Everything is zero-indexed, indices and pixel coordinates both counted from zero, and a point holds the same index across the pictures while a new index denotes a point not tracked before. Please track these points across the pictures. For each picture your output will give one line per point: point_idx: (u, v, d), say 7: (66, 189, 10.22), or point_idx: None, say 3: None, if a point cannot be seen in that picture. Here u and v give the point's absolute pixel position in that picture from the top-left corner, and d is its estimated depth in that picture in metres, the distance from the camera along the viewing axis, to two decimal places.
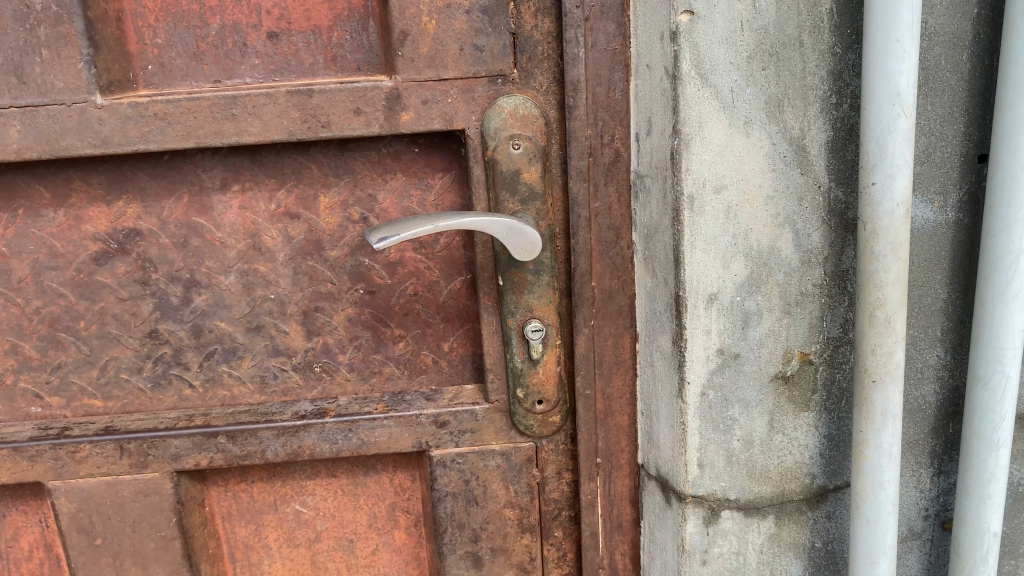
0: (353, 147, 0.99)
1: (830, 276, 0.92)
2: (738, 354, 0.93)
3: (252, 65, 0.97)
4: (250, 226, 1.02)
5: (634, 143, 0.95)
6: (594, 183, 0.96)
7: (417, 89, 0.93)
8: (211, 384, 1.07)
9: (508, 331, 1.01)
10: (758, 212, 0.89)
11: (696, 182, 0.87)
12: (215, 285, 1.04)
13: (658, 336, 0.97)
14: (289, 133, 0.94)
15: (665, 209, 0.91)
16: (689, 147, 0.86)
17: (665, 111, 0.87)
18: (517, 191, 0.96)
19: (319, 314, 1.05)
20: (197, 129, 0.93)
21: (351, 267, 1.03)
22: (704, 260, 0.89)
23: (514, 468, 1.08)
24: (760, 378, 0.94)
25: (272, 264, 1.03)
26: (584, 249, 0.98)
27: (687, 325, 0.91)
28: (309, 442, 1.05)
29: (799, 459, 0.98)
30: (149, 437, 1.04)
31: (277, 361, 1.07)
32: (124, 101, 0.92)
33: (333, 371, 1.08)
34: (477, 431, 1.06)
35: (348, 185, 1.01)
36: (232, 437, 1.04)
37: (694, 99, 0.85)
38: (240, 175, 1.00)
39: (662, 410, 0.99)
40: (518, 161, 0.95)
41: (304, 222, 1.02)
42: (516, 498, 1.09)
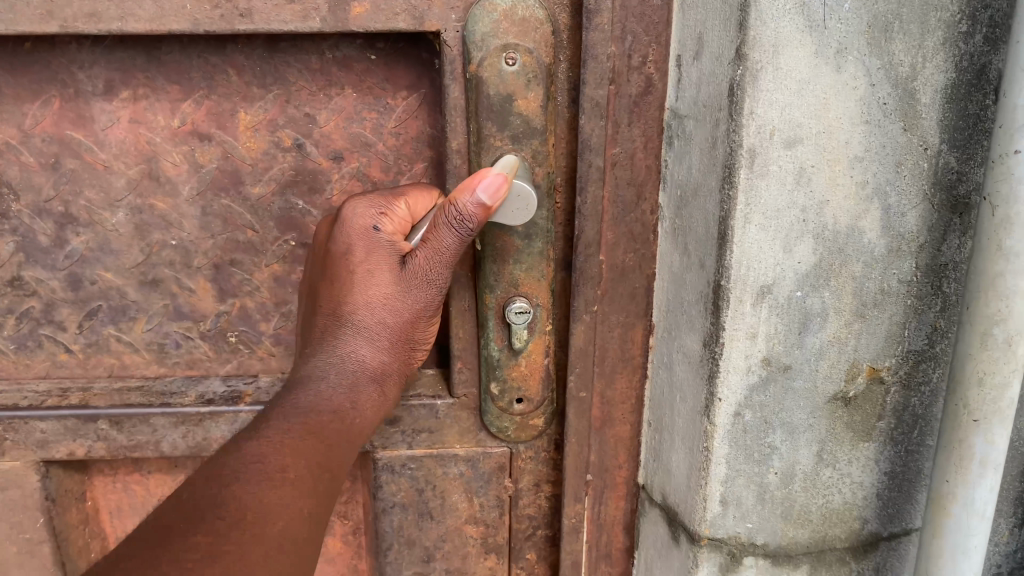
0: (286, 49, 0.77)
1: (924, 270, 0.68)
2: (789, 366, 0.69)
3: None
4: (145, 147, 0.81)
5: (673, 70, 0.69)
6: (614, 121, 0.70)
7: None
8: (94, 350, 0.89)
9: (484, 309, 0.78)
10: (839, 179, 0.64)
11: (760, 133, 0.61)
12: (97, 224, 0.84)
13: (682, 333, 0.72)
14: (196, 23, 0.69)
15: (710, 167, 0.65)
16: (756, 81, 0.60)
17: (725, 26, 0.61)
18: (508, 124, 0.71)
19: (235, 270, 0.86)
20: (62, 7, 0.68)
21: (279, 209, 0.83)
22: (758, 240, 0.64)
23: (481, 479, 0.86)
24: (814, 398, 0.71)
25: (173, 200, 0.83)
26: (592, 212, 0.73)
27: (726, 325, 0.66)
28: (218, 434, 0.84)
29: (850, 500, 0.76)
30: (6, 418, 0.84)
31: (182, 326, 0.88)
32: None
33: (253, 344, 0.89)
34: (436, 431, 0.83)
35: (278, 100, 0.80)
36: (117, 423, 0.84)
37: (770, 12, 0.59)
38: (131, 77, 0.79)
39: (677, 427, 0.76)
40: (513, 82, 0.70)
41: (218, 145, 0.81)
42: (481, 513, 0.87)
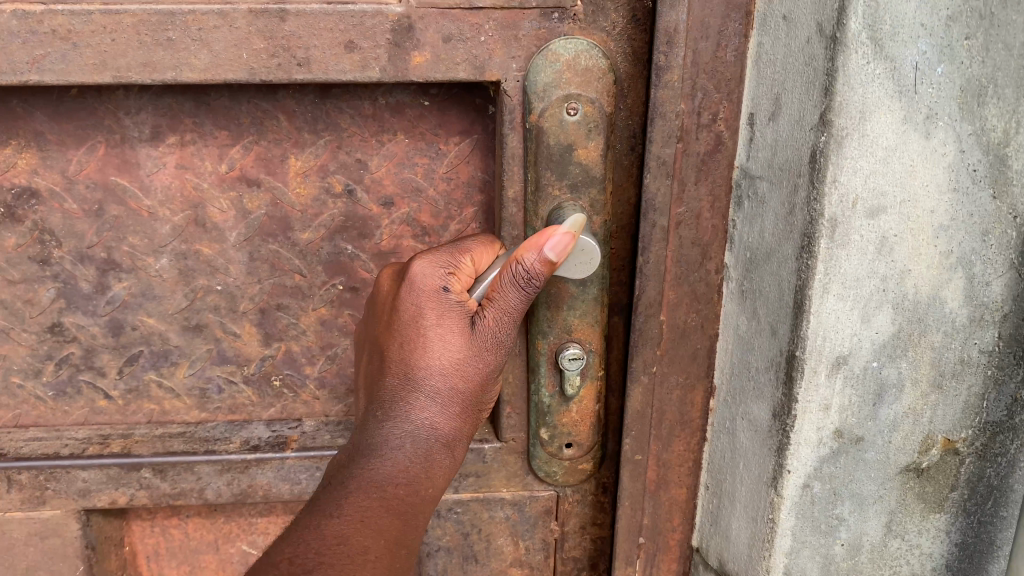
0: (337, 94, 0.75)
1: (1006, 340, 0.65)
2: (862, 438, 0.66)
3: None
4: (192, 194, 0.80)
5: (744, 127, 0.66)
6: (680, 179, 0.67)
7: (438, 19, 0.66)
8: (133, 395, 0.88)
9: (536, 355, 0.75)
10: (923, 248, 0.61)
11: (843, 202, 0.58)
12: (140, 270, 0.82)
13: (748, 400, 0.69)
14: (252, 71, 0.67)
15: (787, 234, 0.62)
16: (841, 147, 0.56)
17: (808, 89, 0.58)
18: (567, 173, 0.69)
19: (282, 314, 0.85)
20: (115, 57, 0.66)
21: (328, 254, 0.82)
22: (836, 310, 0.61)
23: (527, 522, 0.86)
24: (886, 470, 0.68)
25: (219, 246, 0.82)
26: (654, 271, 0.70)
27: (798, 397, 0.63)
28: (263, 480, 0.85)
29: (917, 571, 0.73)
30: (47, 467, 0.84)
31: (225, 370, 0.87)
32: (10, 10, 0.65)
33: (297, 387, 0.88)
34: (483, 475, 0.82)
35: (329, 146, 0.78)
36: (160, 471, 0.84)
37: (860, 76, 0.55)
38: (178, 123, 0.77)
39: (739, 493, 0.73)
40: (571, 131, 0.68)
41: (266, 191, 0.80)
42: (526, 555, 0.88)
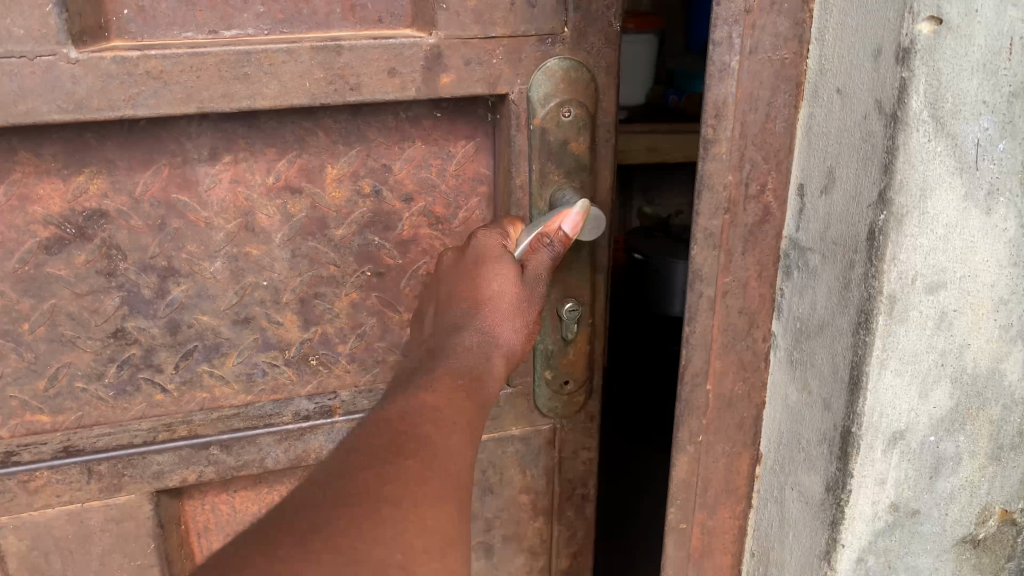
0: (368, 111, 0.76)
1: None
2: (918, 511, 0.65)
3: (256, 13, 0.70)
4: (243, 204, 0.77)
5: (793, 197, 0.65)
6: (729, 250, 0.66)
7: (461, 48, 0.71)
8: (188, 386, 0.82)
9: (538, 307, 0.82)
10: (982, 323, 0.60)
11: (903, 279, 0.57)
12: (197, 272, 0.78)
13: (799, 472, 0.68)
14: (314, 97, 0.70)
15: (837, 313, 0.61)
16: (902, 226, 0.55)
17: (865, 164, 0.56)
18: (563, 163, 0.77)
19: (319, 302, 0.82)
20: (200, 91, 0.67)
21: (359, 247, 0.80)
22: (894, 387, 0.60)
23: (532, 453, 0.89)
24: (942, 542, 0.67)
25: (267, 248, 0.78)
26: (701, 341, 0.69)
27: (855, 473, 0.62)
28: (316, 444, 0.84)
29: None
30: (124, 455, 0.80)
31: (268, 356, 0.83)
32: (107, 56, 0.65)
33: (331, 364, 0.84)
34: (496, 417, 0.86)
35: (360, 155, 0.78)
36: (227, 447, 0.82)
37: (922, 154, 0.54)
38: (232, 142, 0.75)
39: (789, 563, 0.72)
40: (565, 131, 0.76)
41: (307, 198, 0.78)
42: (532, 483, 0.91)
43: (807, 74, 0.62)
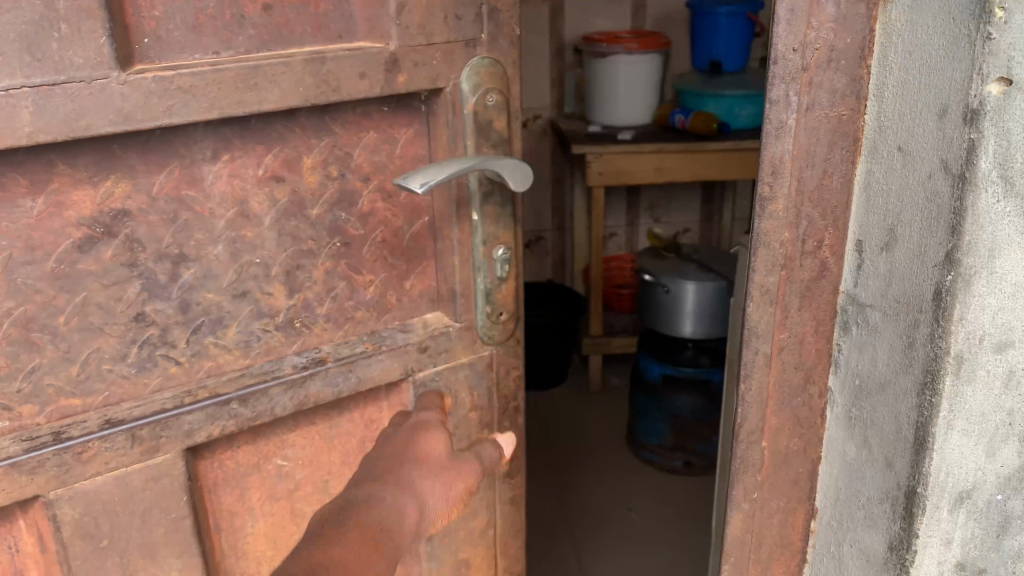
0: (307, 113, 1.29)
1: None
2: (983, 467, 1.04)
3: (249, 35, 1.21)
4: (239, 192, 1.27)
5: (860, 237, 1.09)
6: (784, 301, 1.11)
7: (411, 53, 1.30)
8: (196, 357, 1.30)
9: (480, 258, 1.49)
10: None
11: (972, 320, 0.95)
12: (202, 257, 1.26)
13: (896, 451, 1.06)
14: (307, 96, 1.23)
15: (898, 372, 1.03)
16: (974, 284, 0.93)
17: (941, 232, 0.94)
18: (491, 137, 1.42)
19: (300, 272, 1.36)
20: (220, 101, 1.17)
21: (330, 222, 1.37)
22: (973, 387, 0.98)
23: (477, 375, 1.58)
24: (1003, 486, 1.06)
25: (257, 229, 1.30)
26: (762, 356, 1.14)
27: (934, 446, 1.00)
28: (313, 389, 1.40)
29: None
30: (162, 419, 1.26)
31: (261, 323, 1.35)
32: (147, 77, 1.11)
33: (310, 323, 1.40)
34: (450, 350, 1.53)
35: (328, 145, 1.33)
36: (243, 401, 1.33)
37: (987, 208, 0.91)
38: (230, 144, 1.24)
39: (868, 504, 1.12)
40: (490, 111, 1.40)
41: (288, 183, 1.31)
42: (478, 402, 1.60)
43: (863, 131, 1.06)
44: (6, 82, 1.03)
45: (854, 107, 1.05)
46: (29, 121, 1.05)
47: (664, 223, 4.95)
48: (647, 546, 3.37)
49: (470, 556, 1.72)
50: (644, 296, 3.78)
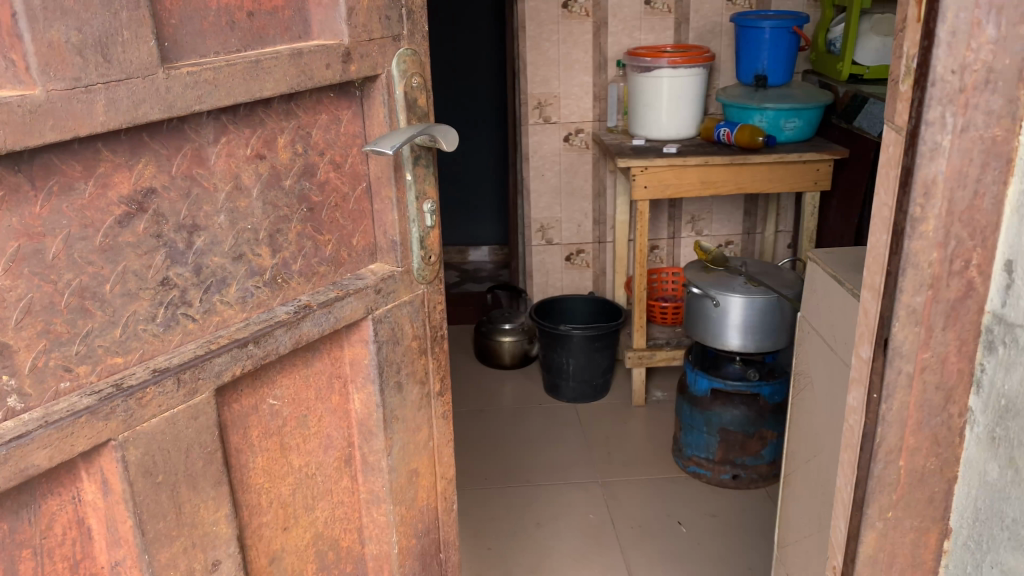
0: (280, 102, 1.41)
1: None
2: None
3: (236, 36, 1.33)
4: (234, 169, 1.36)
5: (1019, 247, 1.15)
6: (928, 327, 1.22)
7: (359, 47, 1.47)
8: (207, 314, 1.37)
9: (413, 209, 1.63)
10: None
11: None
12: (210, 226, 1.34)
13: None
14: (291, 84, 1.37)
15: None
16: None
17: None
18: (417, 112, 1.59)
19: (280, 236, 1.46)
20: (232, 88, 1.29)
21: (298, 191, 1.47)
22: None
23: (418, 311, 1.72)
24: None
25: (248, 200, 1.39)
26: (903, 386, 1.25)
27: None
28: (304, 329, 1.49)
29: None
30: (196, 363, 1.33)
31: (254, 281, 1.43)
32: (184, 72, 1.22)
33: (287, 278, 1.49)
34: (395, 290, 1.66)
35: (293, 126, 1.44)
36: (257, 342, 1.42)
37: None
38: (225, 128, 1.33)
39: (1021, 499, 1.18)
40: (415, 91, 1.57)
41: (268, 160, 1.41)
42: (418, 332, 1.73)
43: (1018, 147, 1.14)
44: (85, 80, 1.11)
45: (1011, 128, 1.13)
46: (102, 112, 1.13)
47: (706, 236, 4.94)
48: (712, 543, 3.45)
49: (418, 467, 1.81)
50: (692, 310, 3.73)
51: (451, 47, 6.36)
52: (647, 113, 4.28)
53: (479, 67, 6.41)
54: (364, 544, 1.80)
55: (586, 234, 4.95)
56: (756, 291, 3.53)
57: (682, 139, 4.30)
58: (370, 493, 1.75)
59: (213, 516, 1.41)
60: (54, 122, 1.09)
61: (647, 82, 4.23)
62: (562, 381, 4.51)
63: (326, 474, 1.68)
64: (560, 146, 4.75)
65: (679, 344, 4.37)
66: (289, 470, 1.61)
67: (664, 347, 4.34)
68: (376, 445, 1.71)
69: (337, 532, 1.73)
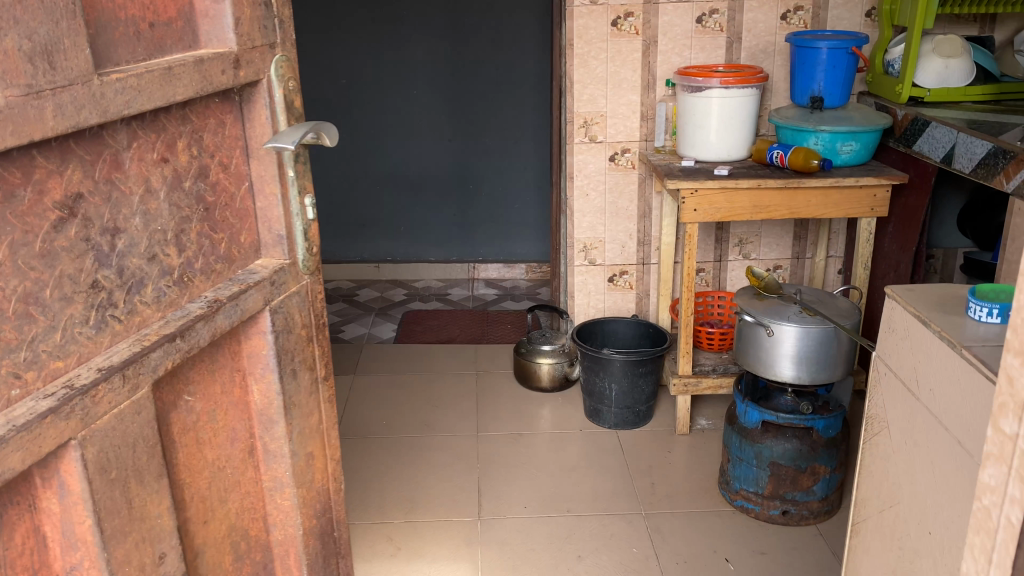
0: (181, 109, 1.34)
1: None
2: None
3: (145, 45, 1.27)
4: (145, 173, 1.27)
5: None
6: None
7: (248, 55, 1.44)
8: (130, 314, 1.26)
9: (296, 204, 1.60)
10: None
11: None
12: (128, 228, 1.24)
13: None
14: (196, 90, 1.32)
15: None
16: None
17: None
18: (294, 114, 1.58)
19: (184, 235, 1.37)
20: (150, 90, 1.22)
21: (194, 192, 1.39)
22: None
23: (303, 301, 1.68)
24: None
25: (156, 202, 1.30)
26: None
27: None
28: (219, 322, 1.42)
29: None
30: (134, 360, 1.23)
31: (165, 279, 1.33)
32: (114, 78, 1.15)
33: (191, 274, 1.40)
34: (285, 280, 1.61)
35: (188, 129, 1.36)
36: (182, 334, 1.33)
37: None
38: (136, 133, 1.25)
39: None
40: (291, 93, 1.56)
41: (170, 165, 1.33)
42: (306, 322, 1.70)
43: None
44: (37, 85, 1.03)
45: None
46: (50, 117, 1.05)
47: (755, 259, 4.80)
48: None
49: (313, 449, 1.77)
50: (742, 337, 3.60)
51: (494, 66, 6.32)
52: (697, 133, 4.16)
53: (522, 88, 6.37)
54: (271, 532, 1.71)
55: (630, 255, 4.84)
56: (812, 321, 3.39)
57: (733, 161, 4.19)
58: (273, 481, 1.68)
59: (157, 508, 1.31)
60: (14, 127, 1.00)
61: (697, 102, 4.12)
62: (605, 408, 4.38)
63: (233, 466, 1.59)
64: (605, 166, 4.65)
65: (726, 371, 4.22)
66: (204, 464, 1.51)
67: (710, 374, 4.20)
68: (278, 432, 1.65)
69: (246, 522, 1.64)
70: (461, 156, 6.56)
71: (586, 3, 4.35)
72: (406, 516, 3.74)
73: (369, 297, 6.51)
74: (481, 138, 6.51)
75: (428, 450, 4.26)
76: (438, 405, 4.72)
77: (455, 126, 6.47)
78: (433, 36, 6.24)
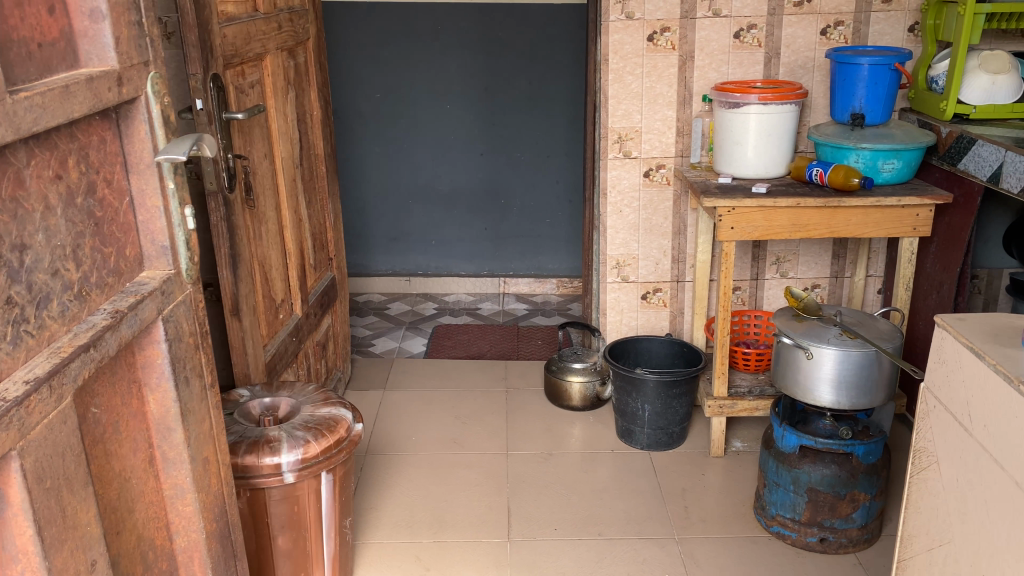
0: (72, 129, 1.60)
1: None
2: None
3: (34, 65, 1.49)
4: (42, 189, 1.50)
5: None
6: None
7: (128, 74, 1.74)
8: (41, 329, 1.48)
9: (178, 215, 1.90)
10: None
11: None
12: (33, 244, 1.47)
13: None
14: (89, 107, 1.59)
15: None
16: None
17: None
18: (170, 127, 1.91)
19: (80, 250, 1.62)
20: (53, 109, 1.47)
21: (85, 207, 1.63)
22: None
23: (189, 309, 2.02)
24: None
25: (53, 216, 1.54)
26: None
27: None
28: (124, 330, 1.70)
29: None
30: (59, 371, 1.46)
31: (67, 294, 1.57)
32: (24, 98, 1.38)
33: (89, 289, 1.65)
34: (171, 286, 1.92)
35: (76, 146, 1.61)
36: (92, 344, 1.58)
37: None
38: (34, 150, 1.48)
39: None
40: (166, 108, 1.88)
41: (64, 181, 1.57)
42: (191, 330, 2.02)
43: None
44: None
45: None
46: None
47: (793, 278, 4.71)
48: None
49: (208, 454, 2.09)
50: (780, 358, 3.52)
51: (527, 81, 6.30)
52: (734, 150, 4.09)
53: (556, 104, 6.33)
54: (175, 540, 2.00)
55: (663, 273, 4.77)
56: (853, 344, 3.29)
57: (770, 177, 4.11)
58: (173, 487, 1.97)
59: (86, 518, 1.53)
60: None
61: (735, 118, 4.05)
62: (636, 428, 4.31)
63: (138, 474, 1.86)
64: (639, 181, 4.59)
65: (762, 394, 4.13)
66: (113, 475, 1.75)
67: (747, 396, 4.11)
68: (175, 439, 1.94)
69: (152, 531, 1.91)
70: (493, 171, 6.53)
71: (621, 17, 4.30)
72: (435, 536, 3.69)
73: (400, 311, 6.49)
74: (513, 153, 6.48)
75: (456, 467, 4.22)
76: (467, 423, 4.67)
77: (487, 141, 6.45)
78: (466, 53, 6.24)
